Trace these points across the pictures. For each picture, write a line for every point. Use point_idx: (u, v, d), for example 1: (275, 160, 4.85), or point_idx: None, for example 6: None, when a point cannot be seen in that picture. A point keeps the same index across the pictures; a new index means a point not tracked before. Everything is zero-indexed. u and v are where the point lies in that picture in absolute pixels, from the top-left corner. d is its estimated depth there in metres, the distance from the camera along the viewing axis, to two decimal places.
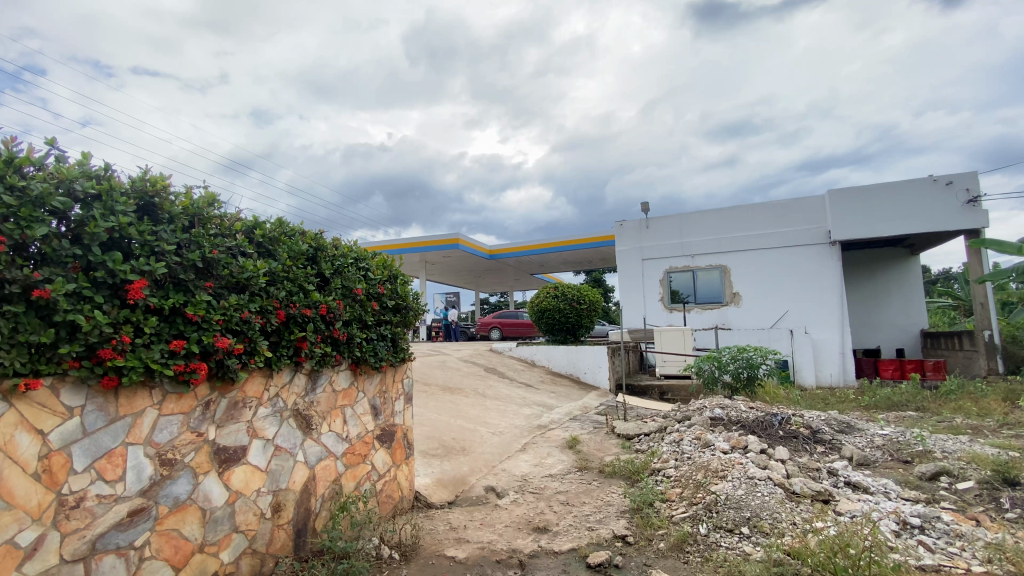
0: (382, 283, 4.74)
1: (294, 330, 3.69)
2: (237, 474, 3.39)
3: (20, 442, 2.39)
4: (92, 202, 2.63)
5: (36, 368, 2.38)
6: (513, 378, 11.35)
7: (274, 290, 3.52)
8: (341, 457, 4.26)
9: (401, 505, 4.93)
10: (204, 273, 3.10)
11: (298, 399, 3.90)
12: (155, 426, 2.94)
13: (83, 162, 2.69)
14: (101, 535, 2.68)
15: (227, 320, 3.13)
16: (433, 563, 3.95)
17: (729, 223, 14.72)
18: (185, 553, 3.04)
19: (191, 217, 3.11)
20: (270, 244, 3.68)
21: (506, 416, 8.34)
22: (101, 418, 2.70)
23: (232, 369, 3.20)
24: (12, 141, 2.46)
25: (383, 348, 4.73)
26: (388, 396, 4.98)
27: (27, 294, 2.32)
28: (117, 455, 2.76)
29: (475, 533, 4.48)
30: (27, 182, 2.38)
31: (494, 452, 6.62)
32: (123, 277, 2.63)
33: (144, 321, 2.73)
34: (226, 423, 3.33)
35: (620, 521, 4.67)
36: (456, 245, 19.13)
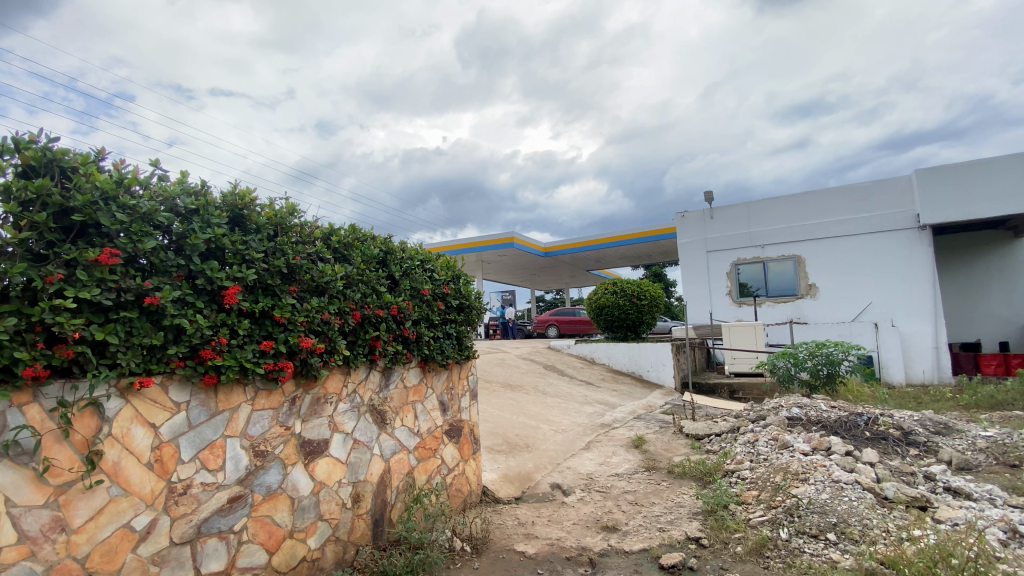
0: (446, 284, 4.87)
1: (368, 330, 3.87)
2: (321, 465, 3.61)
3: (136, 435, 2.67)
4: (192, 216, 2.89)
5: (148, 368, 2.65)
6: (573, 376, 11.28)
7: (350, 292, 3.72)
8: (413, 451, 4.43)
9: (470, 499, 5.05)
10: (288, 279, 3.33)
11: (373, 394, 4.09)
12: (249, 420, 3.19)
13: (182, 180, 2.96)
14: (205, 520, 2.94)
15: (310, 321, 3.34)
16: (503, 557, 4.01)
17: (802, 210, 13.82)
18: (277, 538, 3.28)
19: (275, 226, 3.34)
20: (345, 248, 3.87)
21: (568, 414, 8.30)
22: (204, 413, 2.97)
23: (315, 367, 3.41)
24: (122, 164, 2.74)
25: (449, 346, 4.86)
26: (455, 392, 5.10)
27: (141, 301, 2.58)
28: (217, 446, 3.03)
29: (543, 529, 4.50)
30: (138, 200, 2.65)
31: (558, 450, 6.61)
32: (219, 283, 2.87)
33: (238, 324, 2.97)
34: (311, 418, 3.56)
35: (693, 523, 4.53)
36: (512, 243, 19.24)
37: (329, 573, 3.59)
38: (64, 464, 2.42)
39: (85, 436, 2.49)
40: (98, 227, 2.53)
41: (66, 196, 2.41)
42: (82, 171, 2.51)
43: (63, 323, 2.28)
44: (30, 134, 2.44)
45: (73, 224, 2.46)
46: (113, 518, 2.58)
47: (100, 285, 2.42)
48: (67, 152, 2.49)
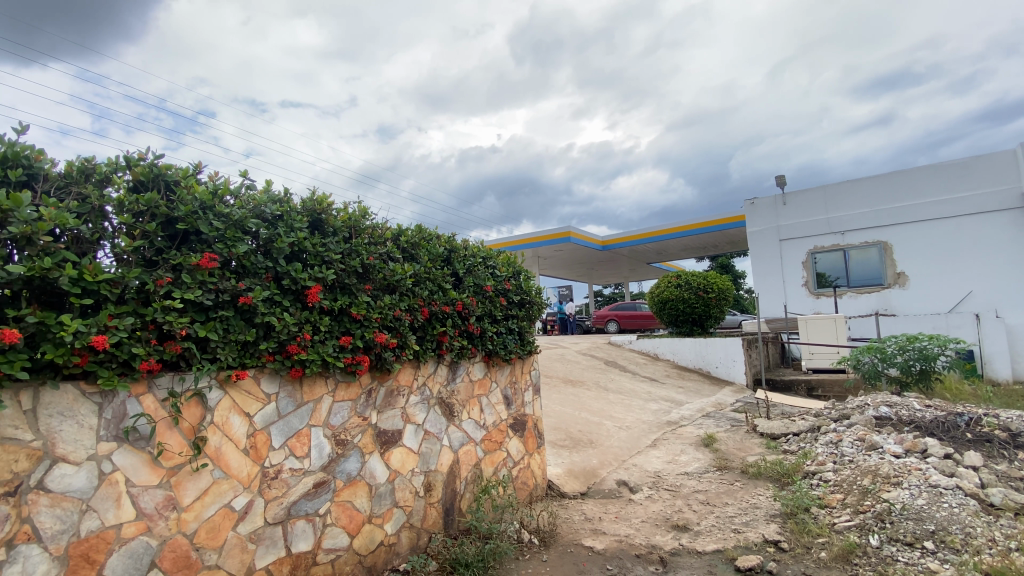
0: (508, 280, 4.92)
1: (436, 326, 4.01)
2: (395, 454, 3.79)
3: (233, 423, 2.93)
4: (277, 221, 3.11)
5: (243, 362, 2.89)
6: (636, 372, 11.05)
7: (419, 289, 3.86)
8: (480, 443, 4.53)
9: (536, 492, 5.10)
10: (363, 278, 3.51)
11: (441, 387, 4.23)
12: (330, 410, 3.40)
13: (267, 188, 3.19)
14: (293, 503, 3.16)
15: (383, 317, 3.51)
16: (572, 551, 4.03)
17: (889, 192, 12.70)
18: (357, 522, 3.48)
19: (350, 228, 3.53)
20: (413, 248, 4.01)
21: (632, 411, 8.15)
22: (292, 403, 3.20)
23: (389, 361, 3.58)
24: (217, 176, 3.00)
25: (512, 341, 4.92)
26: (518, 386, 5.16)
27: (236, 301, 2.82)
28: (303, 435, 3.25)
29: (611, 525, 4.46)
30: (231, 208, 2.89)
31: (623, 447, 6.51)
32: (303, 283, 3.08)
33: (319, 321, 3.18)
34: (385, 409, 3.74)
35: (771, 525, 4.33)
36: (569, 238, 19.09)
37: (404, 557, 3.76)
38: (175, 448, 2.69)
39: (191, 423, 2.76)
40: (199, 234, 2.78)
41: (171, 207, 2.67)
42: (183, 183, 2.77)
43: (172, 322, 2.53)
44: (140, 152, 2.72)
45: (178, 231, 2.72)
46: (216, 498, 2.84)
47: (202, 286, 2.67)
48: (171, 167, 2.76)
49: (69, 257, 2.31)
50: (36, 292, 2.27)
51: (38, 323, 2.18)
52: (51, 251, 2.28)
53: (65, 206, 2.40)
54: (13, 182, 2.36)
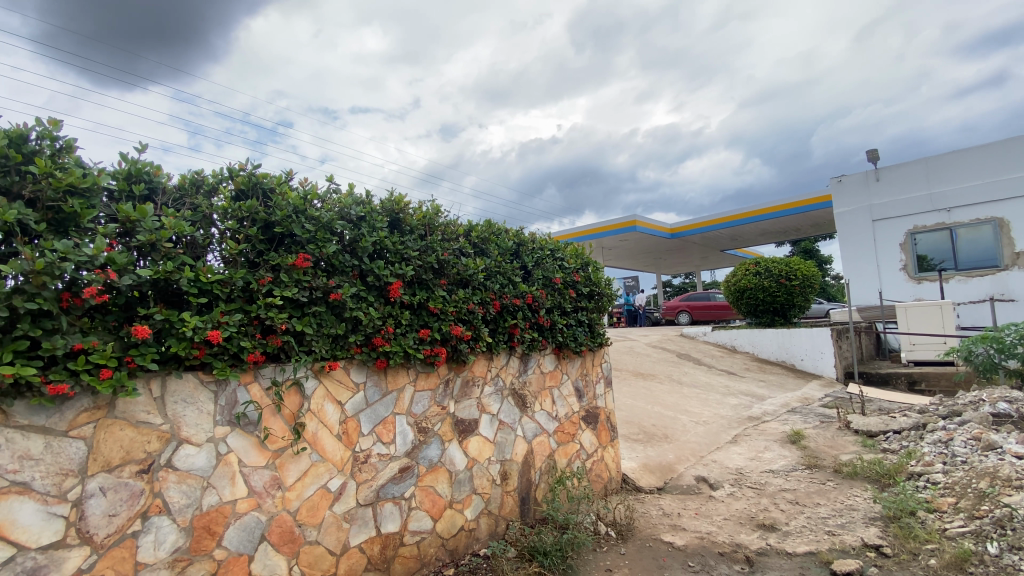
0: (577, 271, 4.89)
1: (507, 318, 4.08)
2: (472, 443, 3.92)
3: (328, 410, 3.16)
4: (360, 222, 3.30)
5: (335, 353, 3.12)
6: (712, 365, 10.59)
7: (491, 283, 3.95)
8: (554, 435, 4.57)
9: (611, 485, 5.06)
10: (438, 273, 3.66)
11: (514, 379, 4.30)
12: (412, 399, 3.59)
13: (350, 191, 3.38)
14: (382, 486, 3.36)
15: (458, 310, 3.64)
16: (650, 545, 3.96)
17: (1005, 161, 11.22)
18: (439, 507, 3.64)
19: (425, 226, 3.66)
20: (483, 242, 4.09)
21: (709, 405, 7.83)
22: (378, 392, 3.40)
23: (464, 353, 3.71)
24: (306, 182, 3.22)
25: (582, 333, 4.89)
26: (590, 379, 5.13)
27: (327, 297, 3.04)
28: (389, 422, 3.44)
29: (691, 522, 4.34)
30: (320, 211, 3.11)
31: (700, 442, 6.28)
32: (385, 279, 3.26)
33: (400, 315, 3.36)
34: (462, 399, 3.88)
35: (870, 528, 4.02)
36: (635, 227, 18.52)
37: (484, 543, 3.90)
38: (278, 433, 2.95)
39: (292, 410, 3.01)
40: (293, 236, 3.01)
41: (269, 213, 2.91)
42: (277, 190, 3.01)
43: (274, 317, 2.77)
44: (241, 164, 2.98)
45: (275, 235, 2.95)
46: (314, 479, 3.08)
47: (298, 285, 2.90)
48: (267, 175, 3.00)
49: (186, 261, 2.58)
50: (160, 292, 2.56)
51: (163, 320, 2.46)
52: (172, 255, 2.56)
53: (181, 215, 2.68)
54: (137, 197, 2.67)
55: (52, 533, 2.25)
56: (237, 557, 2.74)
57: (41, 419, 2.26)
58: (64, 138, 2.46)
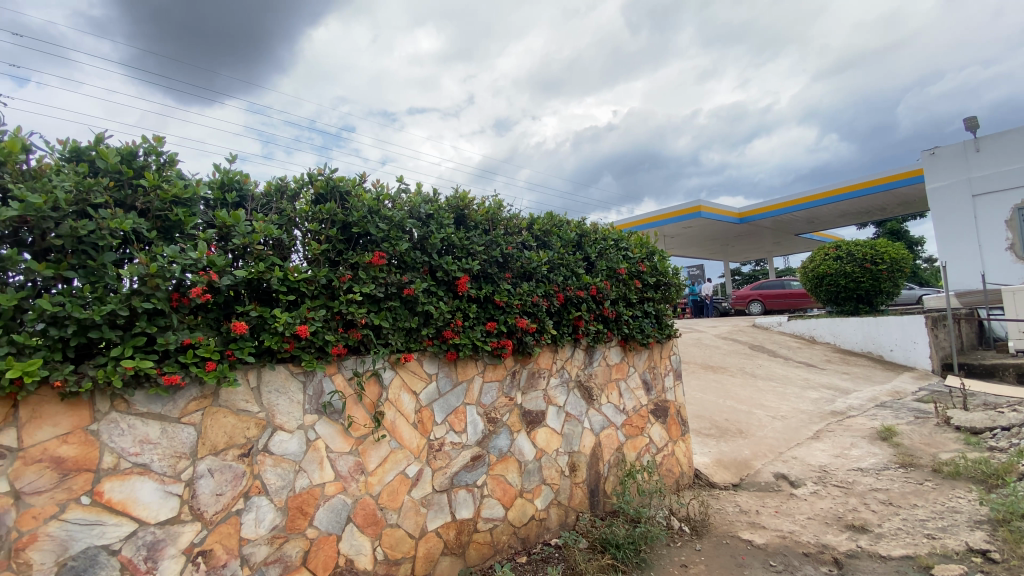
0: (642, 261, 4.77)
1: (572, 311, 4.06)
2: (540, 434, 3.96)
3: (404, 399, 3.31)
4: (428, 220, 3.41)
5: (409, 346, 3.26)
6: (788, 356, 10.01)
7: (554, 276, 3.95)
8: (622, 428, 4.52)
9: (682, 480, 4.94)
10: (503, 267, 3.72)
11: (580, 371, 4.29)
12: (482, 390, 3.68)
13: (418, 190, 3.50)
14: (455, 473, 3.48)
15: (523, 303, 3.68)
16: (727, 543, 3.84)
17: None
18: (510, 495, 3.72)
19: (489, 221, 3.72)
20: (546, 235, 4.10)
21: (786, 400, 7.41)
22: (449, 383, 3.52)
23: (530, 345, 3.75)
24: (379, 184, 3.37)
25: (649, 325, 4.78)
26: (658, 371, 5.01)
27: (401, 292, 3.19)
28: (460, 412, 3.56)
29: (772, 520, 4.16)
30: (391, 211, 3.25)
31: (778, 438, 5.97)
32: (453, 274, 3.37)
33: (468, 308, 3.46)
34: (529, 390, 3.92)
35: (976, 532, 3.67)
36: (700, 212, 17.73)
37: (555, 533, 3.94)
38: (360, 421, 3.13)
39: (372, 399, 3.18)
40: (369, 235, 3.17)
41: (346, 214, 3.08)
42: (353, 192, 3.17)
43: (354, 312, 2.94)
44: (319, 169, 3.16)
45: (353, 235, 3.11)
46: (394, 465, 3.24)
47: (374, 281, 3.06)
48: (343, 179, 3.16)
49: (276, 262, 2.78)
50: (254, 291, 2.77)
51: (258, 316, 2.68)
52: (263, 257, 2.77)
53: (269, 219, 2.88)
54: (230, 204, 2.89)
55: (168, 510, 2.51)
56: (326, 537, 2.94)
57: (158, 407, 2.53)
58: (167, 153, 2.71)
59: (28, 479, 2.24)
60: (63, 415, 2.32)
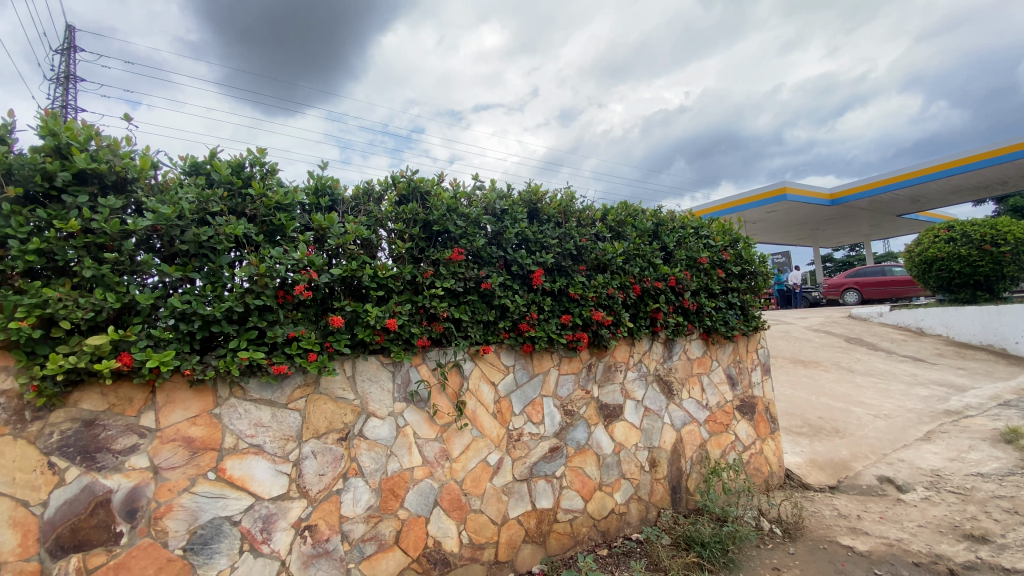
0: (725, 249, 4.54)
1: (649, 303, 3.96)
2: (619, 428, 3.92)
3: (483, 390, 3.41)
4: (502, 215, 3.48)
5: (487, 338, 3.36)
6: (891, 350, 9.12)
7: (630, 267, 3.86)
8: (705, 424, 4.36)
9: (772, 480, 4.70)
10: (577, 259, 3.71)
11: (658, 365, 4.19)
12: (558, 382, 3.71)
13: (493, 186, 3.58)
14: (534, 464, 3.54)
15: (598, 296, 3.64)
16: (825, 548, 3.61)
17: None
18: (589, 488, 3.72)
19: (562, 214, 3.72)
20: (620, 225, 4.01)
21: (890, 397, 6.78)
22: (526, 374, 3.58)
23: (606, 338, 3.72)
24: (456, 182, 3.48)
25: (733, 317, 4.56)
26: (744, 366, 4.78)
27: (478, 287, 3.29)
28: (537, 403, 3.61)
29: (876, 526, 3.84)
30: (468, 208, 3.35)
31: (882, 439, 5.48)
32: (528, 268, 3.41)
33: (543, 301, 3.49)
34: (606, 383, 3.89)
35: None
36: (785, 195, 16.51)
37: (636, 528, 3.90)
38: (444, 409, 3.27)
39: (454, 389, 3.31)
40: (447, 233, 3.29)
41: (427, 213, 3.22)
42: (433, 192, 3.29)
43: (436, 306, 3.08)
44: (401, 171, 3.32)
45: (433, 232, 3.25)
46: (475, 453, 3.35)
47: (454, 276, 3.18)
48: (423, 179, 3.30)
49: (365, 260, 2.97)
50: (346, 288, 2.98)
51: (352, 310, 2.88)
52: (354, 256, 2.97)
53: (358, 220, 3.07)
54: (324, 208, 3.10)
55: (279, 487, 2.78)
56: (416, 518, 3.12)
57: (269, 393, 2.80)
58: (269, 163, 2.96)
59: (165, 455, 2.56)
60: (192, 400, 2.63)
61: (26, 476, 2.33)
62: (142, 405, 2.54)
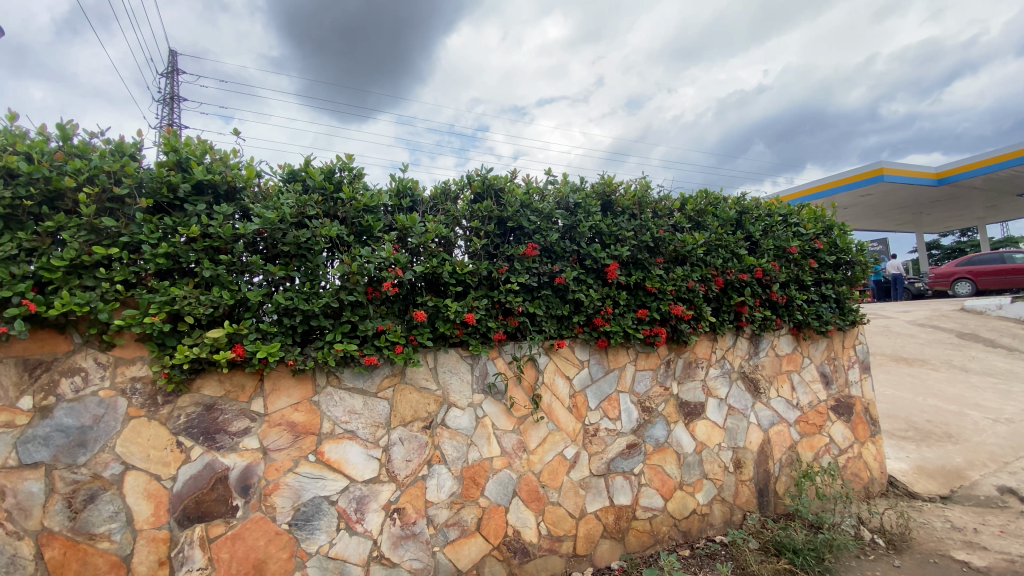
0: (818, 238, 4.23)
1: (733, 296, 3.78)
2: (700, 426, 3.79)
3: (559, 383, 3.43)
4: (576, 209, 3.46)
5: (562, 333, 3.37)
6: (1016, 347, 8.06)
7: (712, 259, 3.71)
8: (795, 425, 4.11)
9: (872, 488, 4.34)
10: (654, 252, 3.61)
11: (743, 361, 3.99)
12: (635, 378, 3.64)
13: (565, 180, 3.57)
14: (611, 459, 3.51)
15: (677, 289, 3.53)
16: (935, 562, 3.29)
17: None
18: (669, 487, 3.63)
19: (637, 205, 3.63)
20: (700, 215, 3.85)
21: (1015, 400, 6.00)
22: (602, 369, 3.55)
23: (685, 333, 3.60)
24: (529, 178, 3.51)
25: (827, 310, 4.25)
26: (840, 363, 4.44)
27: (552, 281, 3.31)
28: (614, 399, 3.57)
29: (997, 541, 3.44)
30: (541, 203, 3.37)
31: (1004, 446, 4.88)
32: (602, 262, 3.37)
33: (618, 295, 3.43)
34: (686, 380, 3.77)
35: None
36: (884, 175, 15.00)
37: (720, 530, 3.76)
38: (521, 402, 3.32)
39: (530, 382, 3.36)
40: (521, 228, 3.34)
41: (501, 210, 3.27)
42: (507, 188, 3.34)
43: (512, 301, 3.14)
44: (476, 169, 3.40)
45: (507, 228, 3.31)
46: (553, 446, 3.38)
47: (529, 271, 3.22)
48: (497, 177, 3.35)
49: (444, 257, 3.08)
50: (427, 284, 3.11)
51: (433, 305, 3.00)
52: (434, 253, 3.09)
53: (437, 219, 3.18)
54: (405, 208, 3.23)
55: (371, 471, 2.96)
56: (496, 507, 3.20)
57: (360, 382, 2.99)
58: (356, 168, 3.14)
59: (272, 438, 2.81)
60: (294, 388, 2.87)
61: (159, 452, 2.65)
62: (252, 391, 2.81)
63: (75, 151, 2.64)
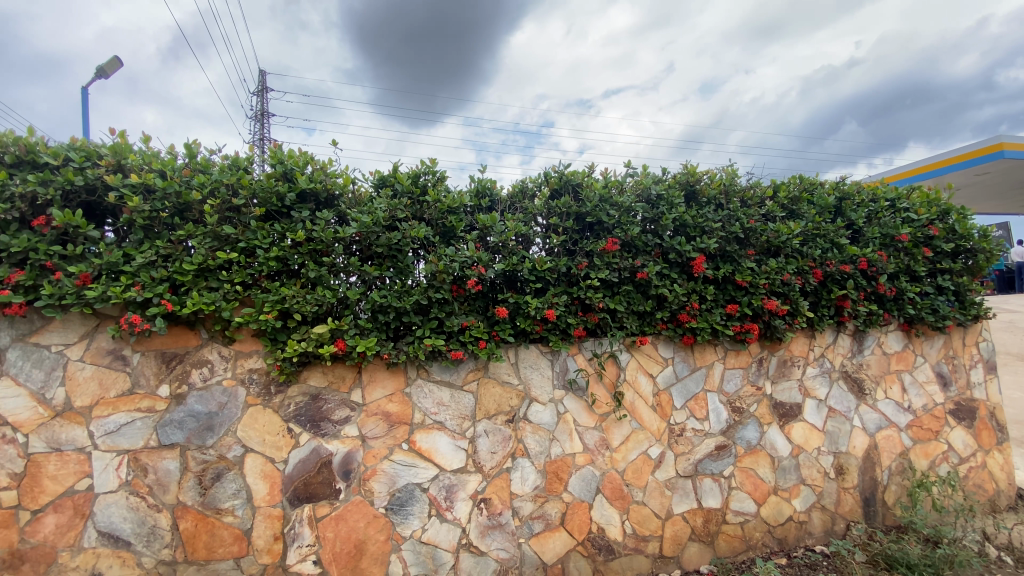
0: (933, 223, 3.82)
1: (833, 289, 3.51)
2: (797, 429, 3.56)
3: (642, 381, 3.37)
4: (658, 201, 3.37)
5: (644, 329, 3.31)
6: None
7: (809, 250, 3.46)
8: (907, 430, 3.76)
9: (1000, 501, 3.87)
10: (743, 244, 3.44)
11: (845, 360, 3.70)
12: (723, 377, 3.49)
13: (646, 172, 3.48)
14: (699, 461, 3.40)
15: (771, 283, 3.33)
16: None
17: None
18: (763, 492, 3.46)
19: (723, 195, 3.47)
20: (794, 203, 3.61)
21: None
22: (687, 367, 3.44)
23: (780, 329, 3.40)
24: (609, 171, 3.46)
25: (945, 304, 3.83)
26: (960, 363, 3.99)
27: (634, 276, 3.24)
28: (701, 398, 3.44)
29: None
30: (621, 197, 3.31)
31: None
32: (688, 255, 3.25)
33: (705, 290, 3.30)
34: (780, 379, 3.56)
35: None
36: (1004, 151, 13.12)
37: (820, 540, 3.52)
38: (602, 399, 3.30)
39: (612, 379, 3.33)
40: (601, 223, 3.30)
41: (580, 205, 3.26)
42: (585, 183, 3.32)
43: (593, 297, 3.13)
44: (555, 166, 3.40)
45: (587, 223, 3.29)
46: (637, 445, 3.33)
47: (609, 267, 3.18)
48: (575, 172, 3.34)
49: (524, 254, 3.12)
50: (508, 281, 3.18)
51: (515, 302, 3.05)
52: (514, 251, 3.14)
53: (517, 217, 3.22)
54: (485, 208, 3.31)
55: (459, 461, 3.08)
56: (580, 503, 3.21)
57: (447, 376, 3.11)
58: (439, 170, 3.25)
59: (370, 427, 3.00)
60: (389, 379, 3.05)
61: (273, 437, 2.92)
62: (352, 383, 3.02)
63: (198, 167, 2.96)
